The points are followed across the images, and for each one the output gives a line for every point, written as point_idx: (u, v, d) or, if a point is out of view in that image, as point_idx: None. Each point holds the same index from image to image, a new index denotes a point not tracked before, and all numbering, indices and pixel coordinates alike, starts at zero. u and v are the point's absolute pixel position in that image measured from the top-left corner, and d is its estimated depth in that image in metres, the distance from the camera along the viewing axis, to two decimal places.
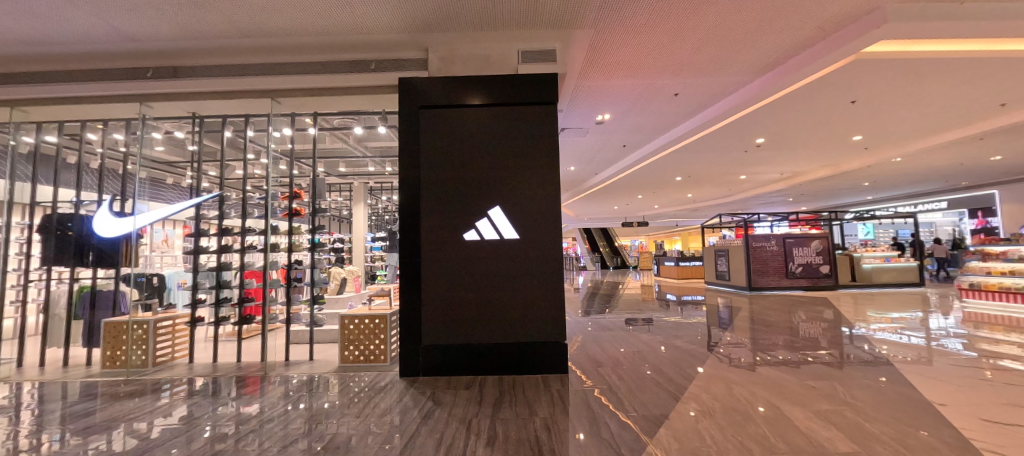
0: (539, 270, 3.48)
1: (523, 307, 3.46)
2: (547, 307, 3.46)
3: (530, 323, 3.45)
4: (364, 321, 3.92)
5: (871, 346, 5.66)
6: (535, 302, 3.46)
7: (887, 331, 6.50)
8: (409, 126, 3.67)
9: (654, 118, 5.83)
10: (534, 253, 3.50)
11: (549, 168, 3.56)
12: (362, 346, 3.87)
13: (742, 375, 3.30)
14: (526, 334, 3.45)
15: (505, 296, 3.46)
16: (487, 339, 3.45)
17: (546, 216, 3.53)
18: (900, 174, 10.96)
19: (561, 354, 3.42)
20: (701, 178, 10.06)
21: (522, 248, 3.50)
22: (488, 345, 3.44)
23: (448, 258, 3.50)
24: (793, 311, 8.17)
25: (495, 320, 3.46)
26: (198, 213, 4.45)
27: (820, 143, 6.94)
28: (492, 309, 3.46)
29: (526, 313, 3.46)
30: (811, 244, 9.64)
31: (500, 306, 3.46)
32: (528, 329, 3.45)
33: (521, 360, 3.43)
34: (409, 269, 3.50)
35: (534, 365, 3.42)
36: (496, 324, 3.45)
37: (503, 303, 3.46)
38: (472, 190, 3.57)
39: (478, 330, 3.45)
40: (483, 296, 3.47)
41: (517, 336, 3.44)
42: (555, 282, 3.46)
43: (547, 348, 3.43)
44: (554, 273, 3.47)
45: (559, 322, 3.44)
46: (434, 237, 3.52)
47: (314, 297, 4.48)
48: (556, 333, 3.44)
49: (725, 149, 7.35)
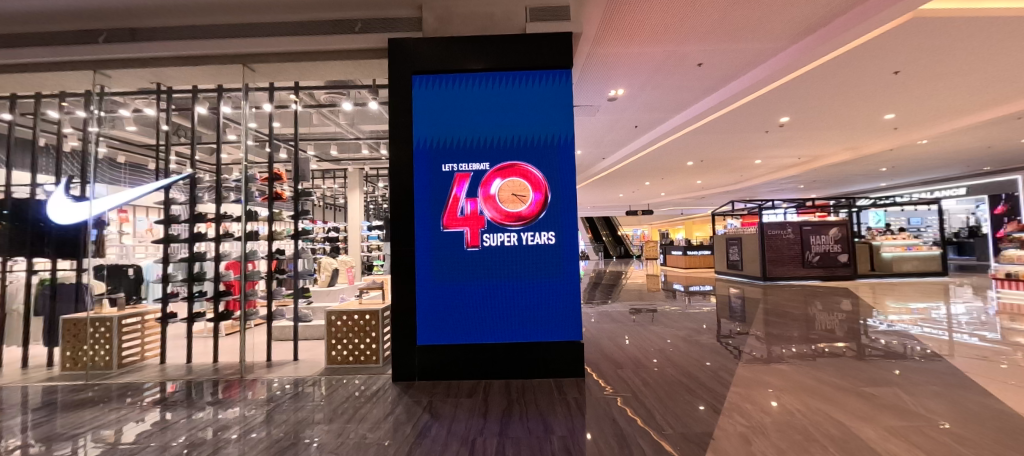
0: (552, 261, 3.03)
1: (533, 302, 3.02)
2: (560, 302, 3.02)
3: (541, 320, 3.02)
4: (354, 318, 3.48)
5: (894, 339, 5.31)
6: (548, 296, 3.02)
7: (905, 323, 6.15)
8: (400, 94, 3.18)
9: (672, 93, 5.33)
10: (546, 240, 3.04)
11: (562, 143, 3.08)
12: (351, 345, 3.43)
13: (784, 380, 2.87)
14: (536, 333, 3.02)
15: (512, 290, 3.03)
16: (491, 338, 3.02)
17: (559, 198, 3.05)
18: (923, 159, 10.41)
19: (575, 355, 3.00)
20: (713, 163, 9.56)
21: (533, 235, 3.04)
22: (493, 345, 3.02)
23: (447, 246, 3.06)
24: (810, 302, 7.76)
25: (501, 317, 3.03)
26: (168, 197, 3.90)
27: (849, 122, 6.41)
28: (497, 304, 3.03)
29: (536, 309, 3.02)
30: (829, 232, 9.17)
31: (507, 302, 3.03)
32: (538, 327, 3.02)
33: (530, 362, 3.00)
34: (402, 258, 3.07)
35: (546, 368, 3.00)
36: (502, 321, 3.03)
37: (511, 298, 3.03)
38: (473, 168, 3.10)
39: (481, 329, 3.03)
40: (487, 290, 3.03)
41: (526, 334, 3.02)
42: (570, 273, 3.02)
43: (561, 350, 3.01)
44: (568, 262, 3.03)
45: (574, 319, 3.01)
46: (431, 221, 3.07)
47: (300, 291, 4.00)
48: (570, 331, 3.01)
49: (745, 130, 6.83)
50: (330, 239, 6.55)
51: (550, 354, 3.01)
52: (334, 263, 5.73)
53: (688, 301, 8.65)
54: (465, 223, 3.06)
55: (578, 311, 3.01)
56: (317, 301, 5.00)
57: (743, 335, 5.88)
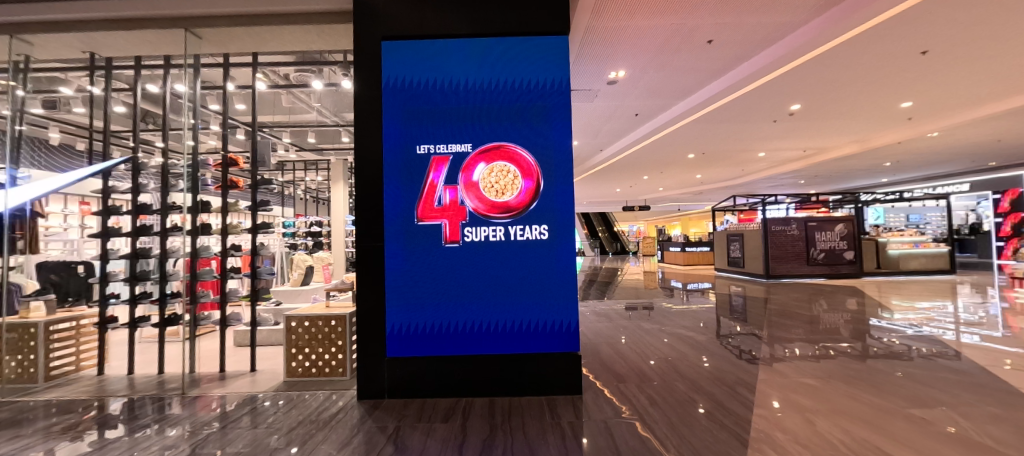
0: (544, 258, 2.59)
1: (521, 308, 2.59)
2: (553, 306, 2.59)
3: (531, 327, 2.59)
4: (317, 324, 3.01)
5: (896, 339, 5.06)
6: (539, 301, 2.59)
7: (911, 322, 5.87)
8: (368, 62, 2.71)
9: (678, 75, 4.89)
10: (537, 235, 2.60)
11: (556, 120, 2.63)
12: (313, 354, 2.98)
13: (815, 400, 2.46)
14: (525, 343, 2.59)
15: (498, 292, 2.59)
16: (473, 348, 2.59)
17: (553, 186, 2.61)
18: (929, 153, 10.07)
19: (571, 368, 2.57)
20: (715, 155, 9.14)
21: (523, 229, 2.60)
22: (475, 356, 2.59)
23: (421, 241, 2.61)
24: (816, 301, 7.41)
25: (484, 324, 2.59)
26: (107, 185, 3.42)
27: (863, 110, 6.02)
28: (479, 310, 2.59)
29: (525, 314, 2.59)
30: (835, 228, 8.82)
31: (491, 306, 2.59)
32: (528, 337, 2.59)
33: (518, 377, 2.58)
34: (370, 256, 2.62)
35: (536, 382, 2.58)
36: (486, 329, 2.59)
37: (495, 302, 2.59)
38: (453, 150, 2.64)
39: (460, 338, 2.59)
40: (468, 294, 2.59)
41: (514, 345, 2.59)
42: (566, 273, 2.58)
43: (555, 362, 2.58)
44: (563, 261, 2.59)
45: (570, 327, 2.58)
46: (403, 212, 2.61)
47: (258, 294, 3.46)
48: (565, 342, 2.58)
49: (751, 120, 6.43)
50: (308, 234, 6.06)
51: (541, 367, 2.58)
52: (309, 261, 5.15)
53: (687, 299, 8.29)
54: (443, 214, 2.60)
55: (575, 318, 2.58)
56: (286, 302, 4.57)
57: (747, 335, 5.50)
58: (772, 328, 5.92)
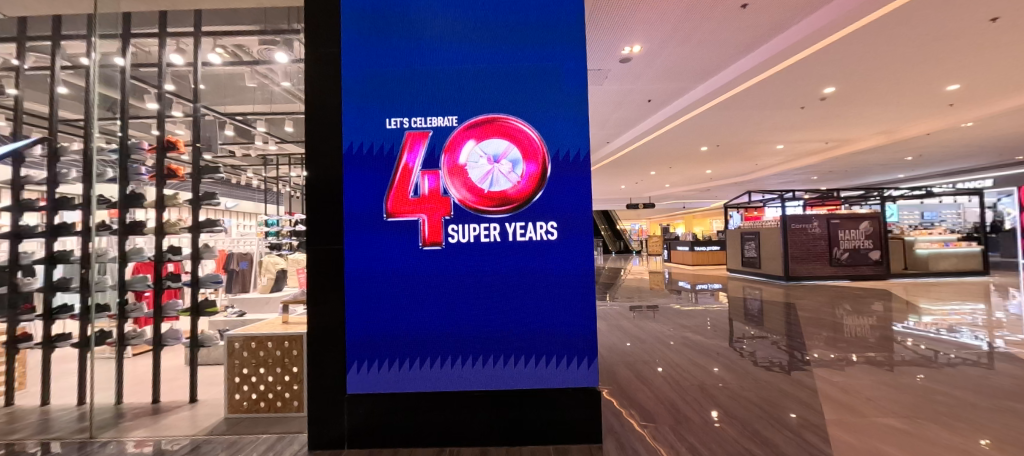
0: (552, 264, 1.99)
1: (523, 328, 1.99)
2: (564, 326, 1.98)
3: (534, 353, 1.98)
4: (267, 346, 2.38)
5: (944, 346, 4.51)
6: (544, 319, 1.98)
7: (949, 326, 5.34)
8: (327, 13, 2.11)
9: (703, 48, 4.30)
10: (543, 235, 1.99)
11: (569, 87, 2.02)
12: (262, 383, 2.37)
13: (913, 446, 1.89)
14: (527, 374, 1.98)
15: (491, 310, 1.99)
16: (459, 381, 1.99)
17: (563, 170, 2.00)
18: (957, 146, 9.50)
19: (586, 405, 1.98)
20: (730, 148, 8.52)
21: (524, 227, 1.99)
22: (462, 390, 1.99)
23: (392, 243, 1.99)
24: (837, 303, 6.87)
25: (474, 350, 1.99)
26: (20, 176, 2.82)
27: (902, 92, 5.45)
28: (467, 331, 1.98)
29: (526, 336, 1.98)
30: (860, 226, 8.20)
31: (483, 327, 1.99)
32: (530, 365, 1.98)
33: (517, 416, 1.98)
34: (325, 262, 2.02)
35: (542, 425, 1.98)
36: (476, 356, 1.99)
37: (488, 321, 1.99)
38: (434, 124, 2.02)
39: (443, 369, 1.98)
40: (453, 310, 1.98)
41: (512, 375, 1.99)
42: (579, 283, 1.98)
43: (565, 397, 1.99)
44: (575, 269, 1.98)
45: (585, 352, 1.98)
46: (368, 205, 2.00)
47: (197, 306, 2.72)
48: (578, 371, 1.98)
49: (777, 106, 5.85)
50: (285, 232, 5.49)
51: (548, 404, 1.98)
52: (281, 264, 4.55)
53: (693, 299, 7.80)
54: (420, 208, 1.99)
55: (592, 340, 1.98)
56: (252, 312, 3.96)
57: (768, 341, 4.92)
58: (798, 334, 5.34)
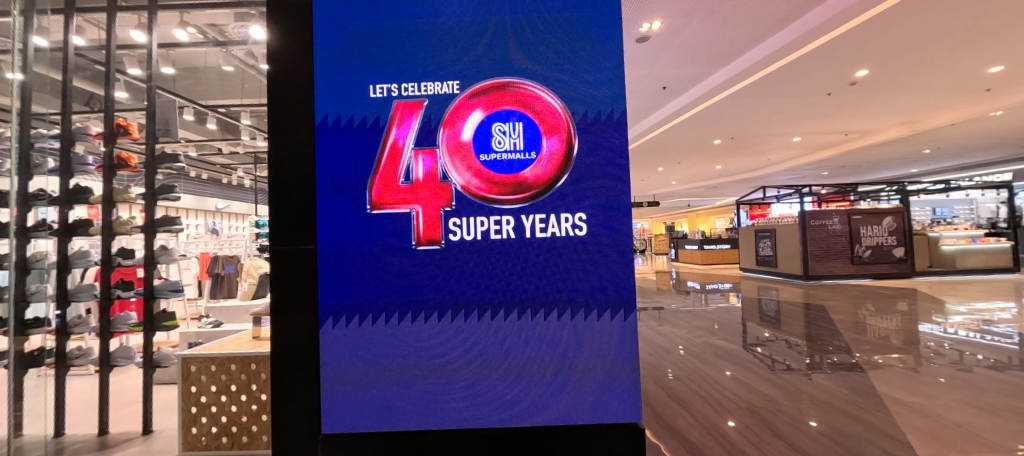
0: (578, 261, 1.46)
1: (539, 347, 1.46)
2: (594, 340, 1.46)
3: (555, 344, 1.46)
4: (228, 368, 1.96)
5: (994, 348, 4.10)
6: (566, 334, 1.46)
7: (991, 326, 4.94)
8: None
9: (730, 22, 3.87)
10: (569, 231, 1.46)
11: (609, 43, 1.49)
12: (224, 413, 1.96)
13: None
14: (550, 366, 1.47)
15: (495, 323, 1.47)
16: (460, 392, 1.46)
17: (597, 143, 1.47)
18: (979, 138, 9.10)
19: (632, 405, 1.46)
20: (744, 141, 8.10)
21: (545, 220, 1.47)
22: (468, 401, 1.46)
23: (368, 240, 1.46)
24: (860, 303, 6.47)
25: (474, 352, 1.46)
26: None
27: (940, 74, 5.03)
28: (462, 322, 1.46)
29: (542, 318, 1.46)
30: (884, 222, 7.78)
31: (484, 321, 1.46)
32: (553, 354, 1.46)
33: (547, 423, 1.47)
34: (291, 264, 1.53)
35: (580, 426, 1.47)
36: (479, 358, 1.46)
37: (490, 311, 1.47)
38: (430, 90, 1.51)
39: (437, 372, 1.46)
40: (441, 293, 1.46)
41: (530, 370, 1.46)
42: (614, 284, 1.46)
43: (606, 386, 1.46)
44: (611, 251, 1.45)
45: (622, 320, 1.46)
46: (339, 193, 1.47)
47: (150, 320, 2.26)
48: (616, 348, 1.46)
49: (802, 91, 5.45)
50: None
51: (584, 399, 1.46)
52: (266, 270, 3.58)
53: (704, 299, 7.43)
54: (410, 198, 1.49)
55: (629, 302, 1.47)
56: (230, 323, 3.53)
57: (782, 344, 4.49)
58: (830, 336, 4.91)
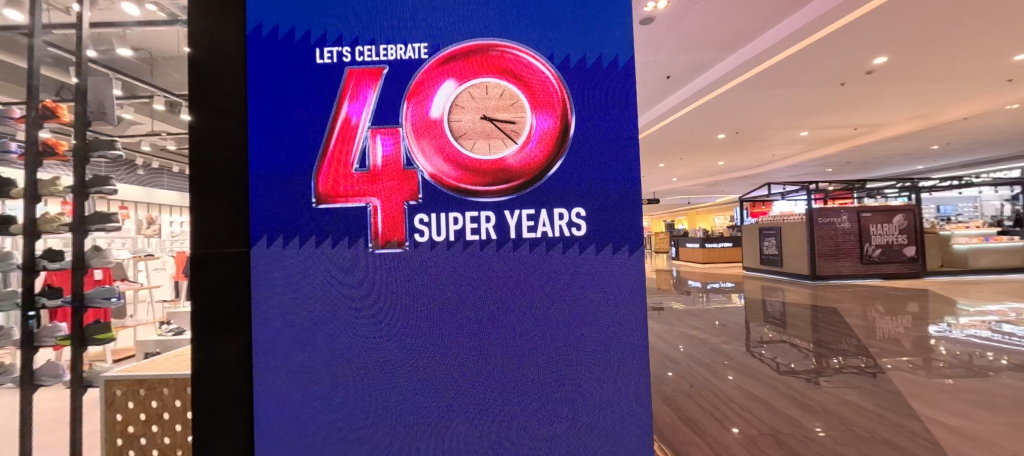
0: (569, 231, 1.24)
1: (525, 323, 1.23)
2: (590, 311, 1.24)
3: (544, 318, 1.23)
4: (161, 393, 1.64)
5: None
6: (557, 305, 1.24)
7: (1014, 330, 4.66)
8: None
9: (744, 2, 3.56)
10: (559, 206, 1.24)
11: (619, 10, 1.25)
12: (153, 446, 1.65)
13: None
14: (540, 343, 1.24)
15: (473, 297, 1.24)
16: (435, 378, 1.24)
17: (593, 122, 1.24)
18: (990, 133, 8.84)
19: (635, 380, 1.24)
20: (749, 135, 7.80)
21: (530, 196, 1.24)
22: (468, 388, 1.24)
23: (320, 240, 1.24)
24: (869, 303, 6.21)
25: (448, 330, 1.24)
26: None
27: (963, 62, 4.73)
28: (436, 284, 1.24)
29: (528, 278, 1.24)
30: (893, 219, 7.51)
31: (458, 294, 1.24)
32: (554, 314, 1.24)
33: (563, 393, 1.24)
34: (217, 268, 1.26)
35: (603, 388, 1.24)
36: (455, 339, 1.24)
37: (465, 283, 1.24)
38: (391, 56, 1.26)
39: (406, 347, 1.23)
40: (413, 260, 1.24)
41: (517, 337, 1.24)
42: (612, 251, 1.24)
43: (622, 335, 1.24)
44: (614, 227, 1.24)
45: (624, 246, 1.24)
46: (282, 184, 1.24)
47: (77, 333, 1.94)
48: (622, 287, 1.24)
49: (814, 80, 5.15)
50: None
51: (601, 356, 1.24)
52: None
53: (706, 299, 7.15)
54: (367, 185, 1.24)
55: (631, 233, 1.24)
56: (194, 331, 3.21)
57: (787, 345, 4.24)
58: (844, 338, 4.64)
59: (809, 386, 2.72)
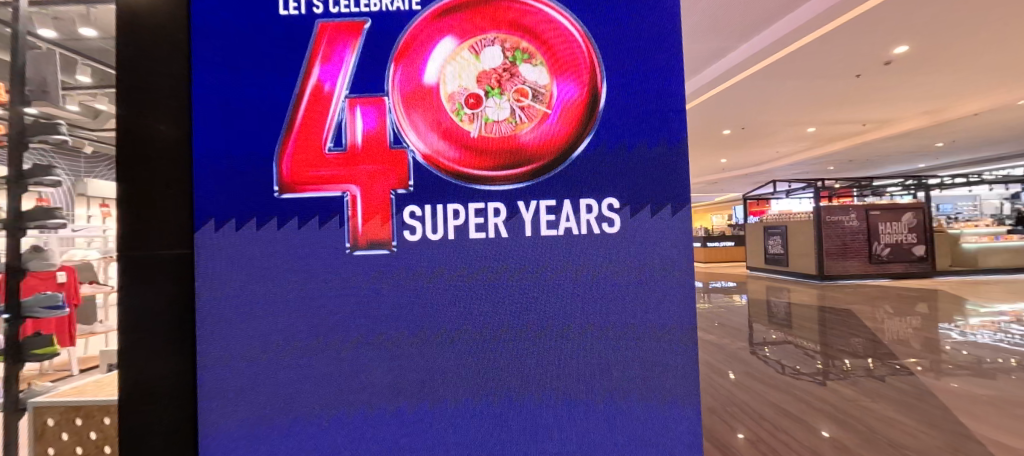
0: (600, 184, 0.98)
1: (545, 294, 0.99)
2: (626, 277, 0.99)
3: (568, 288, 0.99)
4: (104, 425, 1.37)
5: None
6: (584, 275, 0.99)
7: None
8: None
9: None
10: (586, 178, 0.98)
11: None
12: None
13: None
14: (564, 317, 0.99)
15: (480, 266, 0.98)
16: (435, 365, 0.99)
17: (628, 93, 0.99)
18: (997, 131, 8.69)
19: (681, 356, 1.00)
20: (755, 131, 7.59)
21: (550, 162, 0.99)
22: (483, 411, 1.00)
23: (285, 228, 0.98)
24: (878, 304, 6.04)
25: (451, 306, 0.99)
26: None
27: (983, 55, 4.52)
28: (432, 252, 0.98)
29: (547, 239, 0.98)
30: (902, 217, 7.35)
31: (459, 260, 0.98)
32: (585, 318, 0.99)
33: (597, 375, 1.00)
34: (148, 275, 0.96)
35: (649, 375, 1.00)
36: (459, 316, 0.99)
37: (469, 249, 0.98)
38: (375, 8, 1.00)
39: (396, 328, 0.98)
40: (402, 226, 0.98)
41: (536, 312, 0.99)
42: (651, 205, 0.99)
43: (670, 337, 1.00)
44: (654, 182, 0.98)
45: (667, 216, 0.98)
46: (237, 162, 0.97)
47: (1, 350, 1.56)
48: (664, 245, 0.99)
49: (827, 72, 4.92)
50: None
51: (643, 337, 1.00)
52: None
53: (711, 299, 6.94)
54: (344, 172, 0.98)
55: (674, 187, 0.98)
56: None
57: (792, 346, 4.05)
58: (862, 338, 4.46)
59: (840, 397, 2.48)
